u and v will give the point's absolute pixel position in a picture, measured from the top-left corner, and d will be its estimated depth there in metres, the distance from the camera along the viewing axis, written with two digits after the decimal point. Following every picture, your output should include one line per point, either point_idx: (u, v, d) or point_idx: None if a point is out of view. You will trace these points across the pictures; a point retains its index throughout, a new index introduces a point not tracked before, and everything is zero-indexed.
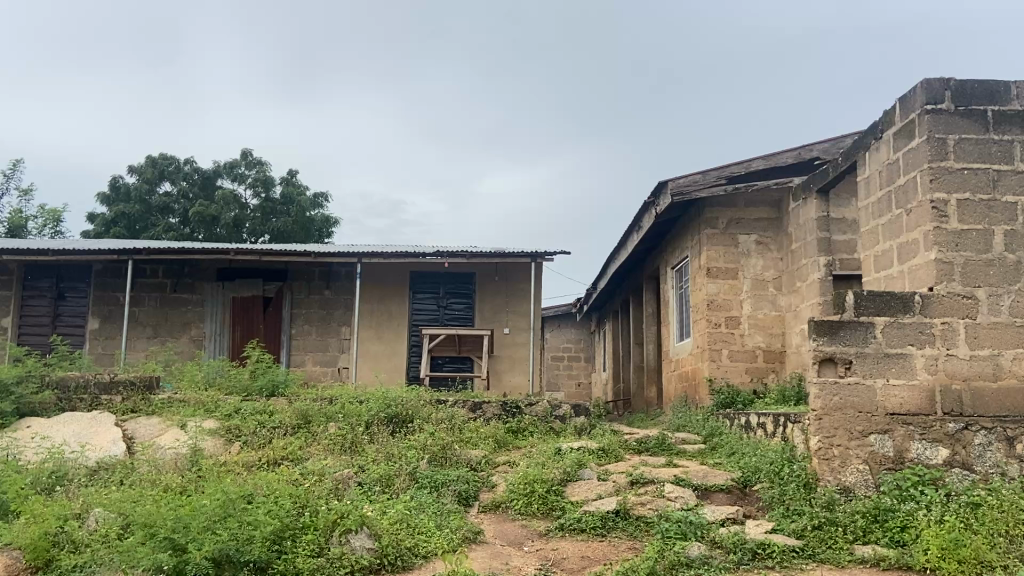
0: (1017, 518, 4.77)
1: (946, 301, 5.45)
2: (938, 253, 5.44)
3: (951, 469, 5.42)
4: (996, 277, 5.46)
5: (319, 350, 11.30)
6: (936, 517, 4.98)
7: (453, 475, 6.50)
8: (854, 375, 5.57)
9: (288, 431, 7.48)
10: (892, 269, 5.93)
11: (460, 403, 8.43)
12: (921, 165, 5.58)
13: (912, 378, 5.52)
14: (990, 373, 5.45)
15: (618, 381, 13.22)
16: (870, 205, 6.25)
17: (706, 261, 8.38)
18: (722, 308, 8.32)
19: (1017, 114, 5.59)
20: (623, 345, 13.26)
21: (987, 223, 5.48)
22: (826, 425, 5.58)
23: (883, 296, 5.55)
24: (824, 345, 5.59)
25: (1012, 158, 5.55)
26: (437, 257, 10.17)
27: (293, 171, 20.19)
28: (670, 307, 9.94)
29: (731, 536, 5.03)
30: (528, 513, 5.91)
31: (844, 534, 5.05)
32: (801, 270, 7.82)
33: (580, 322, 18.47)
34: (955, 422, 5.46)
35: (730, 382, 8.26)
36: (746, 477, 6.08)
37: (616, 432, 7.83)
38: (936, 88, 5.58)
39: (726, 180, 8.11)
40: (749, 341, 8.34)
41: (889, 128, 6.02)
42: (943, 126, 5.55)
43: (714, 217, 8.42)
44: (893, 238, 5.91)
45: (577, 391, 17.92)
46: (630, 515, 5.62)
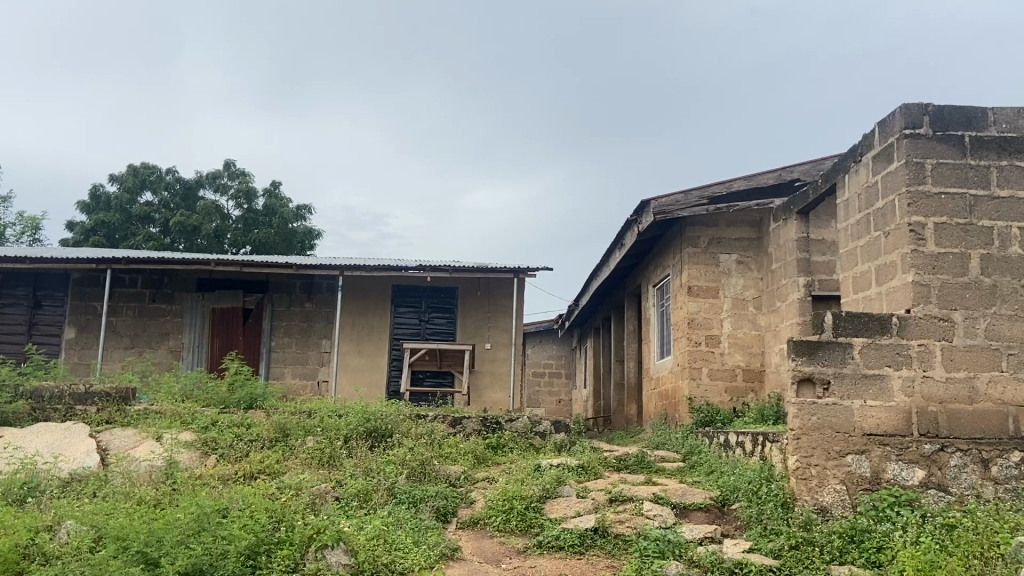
0: (992, 540, 4.79)
1: (923, 323, 5.51)
2: (915, 275, 5.51)
3: (926, 491, 5.46)
4: (972, 300, 5.53)
5: (299, 363, 11.22)
6: (912, 538, 5.02)
7: (432, 491, 6.46)
8: (832, 396, 5.61)
9: (265, 445, 7.41)
10: (870, 291, 5.99)
11: (439, 418, 8.38)
12: (900, 189, 5.65)
13: (889, 400, 5.56)
14: (966, 396, 5.51)
15: (599, 398, 13.23)
16: (849, 226, 6.32)
17: (688, 279, 8.43)
18: (703, 326, 8.37)
19: (993, 140, 5.68)
20: (605, 362, 13.25)
21: (964, 246, 5.55)
22: (804, 445, 5.61)
23: (862, 317, 5.60)
24: (802, 365, 5.63)
25: (989, 183, 5.63)
26: (419, 271, 10.14)
27: (276, 183, 20.14)
28: (651, 325, 9.98)
29: (709, 555, 5.03)
30: (506, 530, 5.88)
31: (821, 554, 5.05)
32: (782, 290, 7.87)
33: (561, 339, 18.48)
34: (931, 443, 5.50)
35: (710, 401, 8.26)
36: (725, 496, 6.11)
37: (596, 449, 7.82)
38: (915, 114, 5.66)
39: (708, 200, 8.17)
40: (729, 360, 8.37)
41: (868, 151, 6.10)
42: (921, 151, 5.63)
43: (696, 236, 8.47)
44: (872, 260, 5.97)
45: (557, 408, 17.90)
46: (608, 532, 5.61)
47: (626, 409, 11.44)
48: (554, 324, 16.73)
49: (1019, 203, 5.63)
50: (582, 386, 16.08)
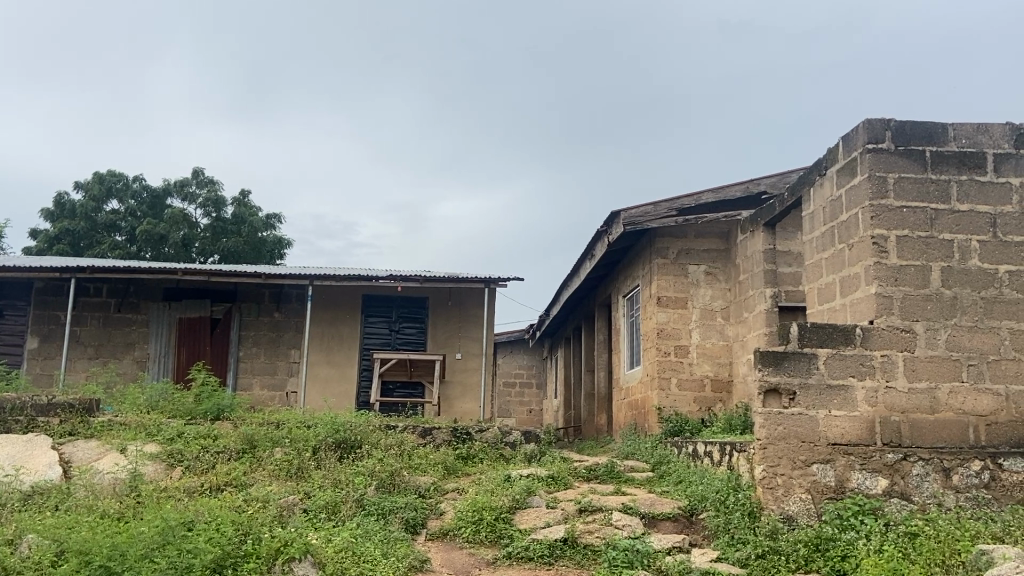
0: (952, 548, 4.88)
1: (885, 334, 5.61)
2: (878, 287, 5.62)
3: (890, 499, 5.53)
4: (933, 311, 5.63)
5: (267, 373, 11.11)
6: (875, 546, 5.09)
7: (402, 502, 6.44)
8: (797, 406, 5.68)
9: (232, 456, 7.33)
10: (835, 302, 6.10)
11: (409, 429, 8.33)
12: (863, 202, 5.77)
13: (853, 410, 5.64)
14: (928, 406, 5.59)
15: (569, 408, 13.28)
16: (814, 239, 6.42)
17: (657, 290, 8.49)
18: (672, 337, 8.43)
19: (954, 155, 5.78)
20: (575, 372, 13.28)
21: (925, 259, 5.66)
22: (770, 455, 5.67)
23: (826, 328, 5.69)
24: (769, 375, 5.69)
25: (949, 198, 5.74)
26: (389, 280, 10.10)
27: (245, 191, 19.96)
28: (621, 335, 10.04)
29: (677, 564, 5.12)
30: (475, 541, 5.88)
31: (787, 563, 5.12)
32: (749, 301, 7.93)
33: (533, 349, 18.51)
34: (894, 453, 5.59)
35: (678, 411, 8.32)
36: (693, 506, 6.17)
37: (566, 459, 7.84)
38: (877, 129, 5.79)
39: (677, 212, 8.24)
40: (697, 370, 8.43)
41: (832, 165, 6.21)
42: (884, 165, 5.75)
43: (665, 247, 8.54)
44: (836, 272, 6.08)
45: (528, 418, 17.88)
46: (577, 542, 5.63)
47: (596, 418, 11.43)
48: (525, 334, 16.74)
49: (978, 217, 5.74)
50: (552, 397, 16.09)
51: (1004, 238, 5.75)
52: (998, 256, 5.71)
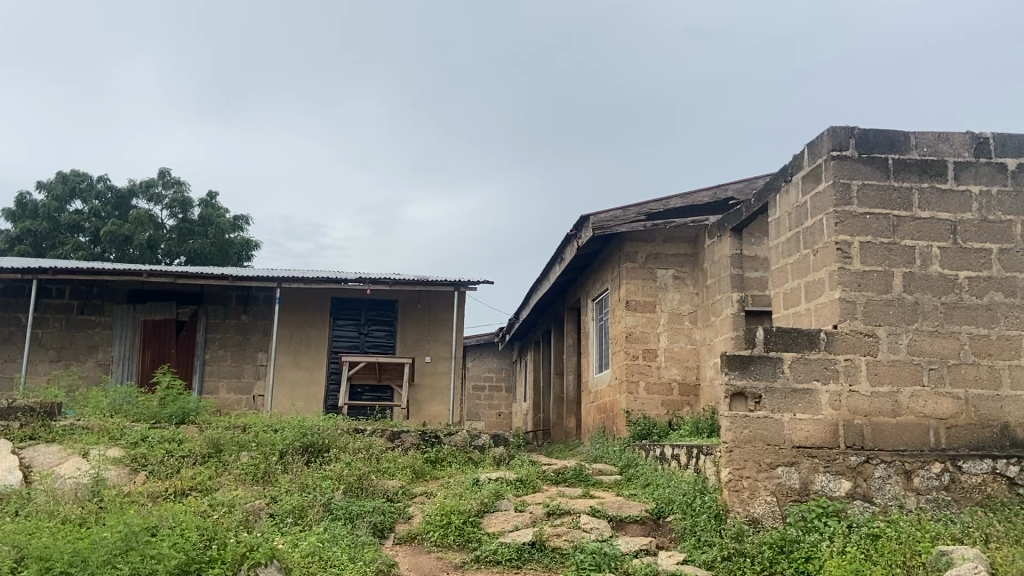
0: (912, 549, 4.95)
1: (849, 338, 5.69)
2: (842, 292, 5.71)
3: (853, 501, 5.60)
4: (895, 316, 5.72)
5: (234, 376, 11.00)
6: (838, 548, 5.16)
7: (369, 506, 6.40)
8: (763, 409, 5.74)
9: (197, 460, 7.25)
10: (800, 307, 6.19)
11: (378, 433, 8.29)
12: (827, 209, 5.86)
13: (817, 413, 5.71)
14: (890, 410, 5.67)
15: (538, 411, 13.29)
16: (780, 245, 6.51)
17: (626, 293, 8.54)
18: (640, 340, 8.48)
19: (916, 163, 5.87)
20: (544, 376, 13.30)
21: (887, 265, 5.76)
22: (736, 458, 5.73)
23: (791, 333, 5.76)
24: (735, 379, 5.75)
25: (911, 205, 5.83)
26: (358, 283, 10.05)
27: (212, 192, 19.76)
28: (590, 338, 10.07)
29: (644, 567, 5.17)
30: (443, 545, 5.86)
31: (752, 565, 5.19)
32: (716, 305, 8.00)
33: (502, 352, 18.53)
34: (857, 455, 5.65)
35: (646, 414, 8.36)
36: (660, 508, 6.22)
37: (535, 462, 7.85)
38: (841, 137, 5.88)
39: (645, 217, 8.30)
40: (665, 374, 8.49)
41: (798, 171, 6.31)
42: (847, 172, 5.84)
43: (633, 251, 8.60)
44: (802, 277, 6.17)
45: (497, 421, 17.91)
46: (545, 546, 5.64)
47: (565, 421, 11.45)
48: (495, 337, 16.75)
49: (939, 224, 5.82)
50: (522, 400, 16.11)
51: (963, 245, 5.82)
52: (958, 262, 5.79)
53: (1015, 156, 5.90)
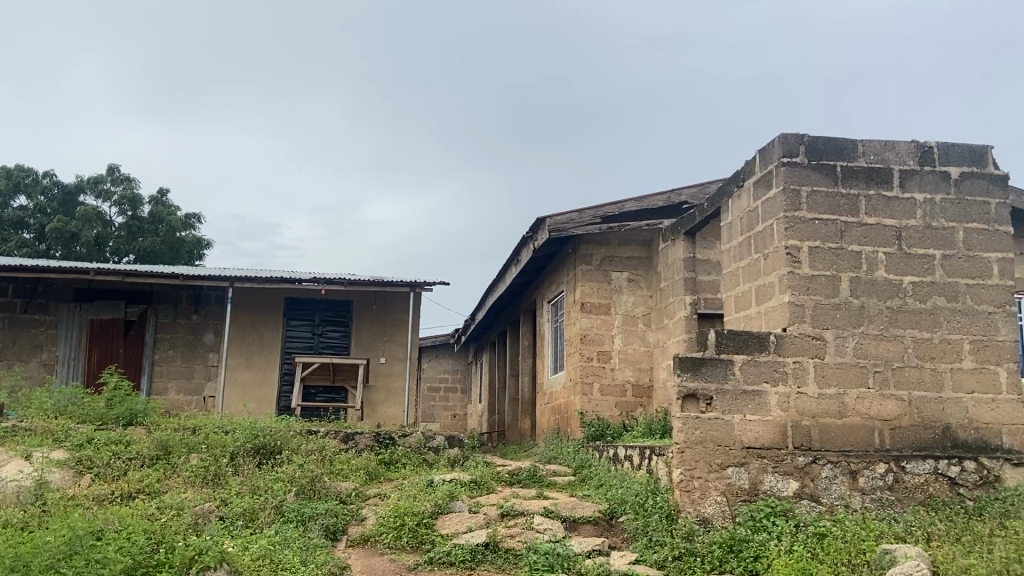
0: (857, 548, 5.07)
1: (797, 341, 5.81)
2: (791, 295, 5.82)
3: (800, 501, 5.71)
4: (842, 319, 5.85)
5: (184, 377, 10.81)
6: (786, 547, 5.25)
7: (322, 508, 6.34)
8: (713, 411, 5.82)
9: (145, 463, 7.10)
10: (750, 310, 6.30)
11: (331, 434, 8.22)
12: (777, 214, 5.97)
13: (766, 414, 5.81)
14: (836, 411, 5.80)
15: (494, 412, 13.30)
16: (732, 249, 6.62)
17: (581, 296, 8.60)
18: (595, 342, 8.54)
19: (863, 170, 6.02)
20: (499, 377, 13.32)
21: (835, 269, 5.89)
22: (687, 459, 5.79)
23: (742, 335, 5.85)
24: (687, 380, 5.82)
25: (858, 211, 5.97)
26: (313, 283, 9.95)
27: (163, 189, 19.38)
28: (546, 340, 10.11)
29: (596, 567, 5.21)
30: (397, 547, 5.83)
31: (702, 564, 5.26)
32: (669, 308, 8.10)
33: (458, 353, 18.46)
34: (804, 456, 5.77)
35: (600, 415, 8.43)
36: (613, 509, 6.28)
37: (489, 463, 7.86)
38: (791, 144, 6.00)
39: (601, 220, 8.36)
40: (619, 375, 8.57)
41: (749, 177, 6.43)
42: (797, 178, 5.96)
43: (588, 253, 8.66)
44: (752, 280, 6.28)
45: (452, 422, 17.85)
46: (499, 547, 5.64)
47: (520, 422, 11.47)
48: (451, 338, 16.70)
49: (884, 230, 5.97)
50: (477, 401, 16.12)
51: (908, 250, 5.98)
52: (903, 267, 5.94)
53: (958, 165, 6.08)
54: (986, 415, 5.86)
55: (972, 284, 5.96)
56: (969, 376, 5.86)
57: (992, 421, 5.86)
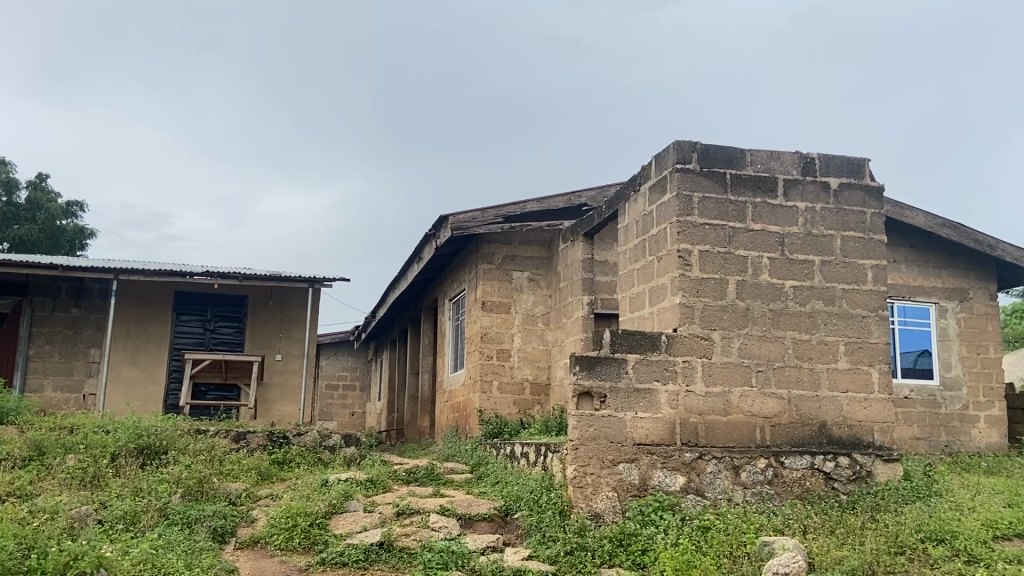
0: (738, 539, 5.29)
1: (687, 341, 6.02)
2: (682, 297, 6.03)
3: (686, 495, 5.91)
4: (728, 321, 6.10)
5: (62, 374, 10.25)
6: (672, 540, 5.43)
7: (210, 510, 6.14)
8: (607, 408, 5.96)
9: (16, 464, 6.70)
10: (644, 310, 6.50)
11: (221, 433, 7.97)
12: (671, 218, 6.17)
13: (656, 412, 5.99)
14: (721, 409, 6.04)
15: (393, 410, 13.19)
16: (628, 251, 6.81)
17: (482, 294, 8.65)
18: (495, 340, 8.61)
19: (750, 178, 6.29)
20: (400, 375, 13.22)
21: (723, 273, 6.14)
22: (581, 455, 5.90)
23: (635, 335, 6.02)
24: (583, 379, 5.94)
25: (745, 218, 6.24)
26: (205, 277, 9.61)
27: (42, 175, 18.31)
28: (446, 338, 10.11)
29: (490, 564, 5.23)
30: (288, 548, 5.71)
31: (592, 558, 5.37)
32: (568, 307, 8.24)
33: (358, 350, 18.26)
34: (691, 452, 5.98)
35: (499, 413, 8.50)
36: (508, 506, 6.33)
37: (387, 462, 7.79)
38: (685, 151, 6.22)
39: (502, 219, 8.43)
40: (518, 373, 8.66)
41: (645, 181, 6.62)
42: (690, 184, 6.18)
43: (490, 253, 8.72)
44: (646, 282, 6.48)
45: (350, 421, 17.60)
46: (393, 546, 5.60)
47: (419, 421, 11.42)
48: (351, 335, 16.46)
49: (769, 236, 6.26)
50: (376, 399, 15.95)
51: (790, 256, 6.29)
52: (785, 272, 6.24)
53: (837, 175, 6.43)
54: (858, 413, 6.20)
55: (847, 289, 6.31)
56: (843, 375, 6.20)
57: (864, 419, 6.20)
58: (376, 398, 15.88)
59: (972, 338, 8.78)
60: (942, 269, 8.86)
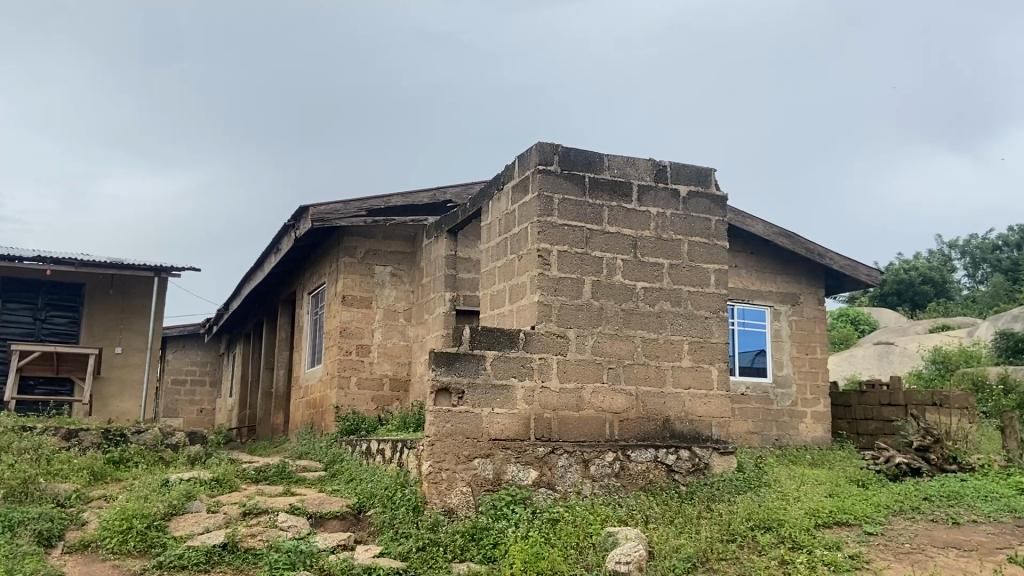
0: (585, 531, 5.46)
1: (543, 338, 6.15)
2: (541, 295, 6.16)
3: (538, 489, 6.04)
4: (583, 319, 6.28)
5: None
6: (522, 533, 5.53)
7: (34, 513, 5.68)
8: (464, 404, 5.98)
9: None
10: (503, 308, 6.59)
11: (50, 431, 7.41)
12: (532, 218, 6.29)
13: (512, 407, 6.08)
14: (574, 404, 6.21)
15: (245, 407, 12.70)
16: (490, 249, 6.88)
17: (342, 288, 8.52)
18: (354, 335, 8.49)
19: (608, 182, 6.51)
20: (254, 370, 12.75)
21: (580, 273, 6.32)
22: (437, 451, 5.88)
23: (494, 332, 6.08)
24: (441, 374, 5.93)
25: (602, 220, 6.46)
26: (36, 262, 8.89)
27: None
28: (304, 332, 9.86)
29: (340, 562, 5.13)
30: (121, 551, 5.36)
31: (444, 553, 5.37)
32: (429, 303, 8.24)
33: (209, 344, 17.51)
34: (544, 447, 6.11)
35: (356, 410, 8.38)
36: (361, 503, 6.25)
37: (236, 461, 7.49)
38: (547, 153, 6.35)
39: (365, 213, 8.32)
40: (377, 369, 8.57)
41: (508, 181, 6.72)
42: (550, 186, 6.32)
43: (352, 246, 8.60)
44: (507, 280, 6.57)
45: (198, 418, 16.79)
46: (238, 547, 5.38)
47: (273, 417, 11.06)
48: (203, 328, 15.70)
49: (623, 239, 6.51)
50: (227, 396, 15.30)
51: (642, 258, 6.56)
52: (637, 274, 6.50)
53: (686, 183, 6.76)
54: (699, 409, 6.55)
55: (692, 291, 6.65)
56: (686, 373, 6.53)
57: (704, 414, 6.56)
58: (228, 395, 15.24)
59: (802, 339, 9.46)
60: (778, 275, 9.51)
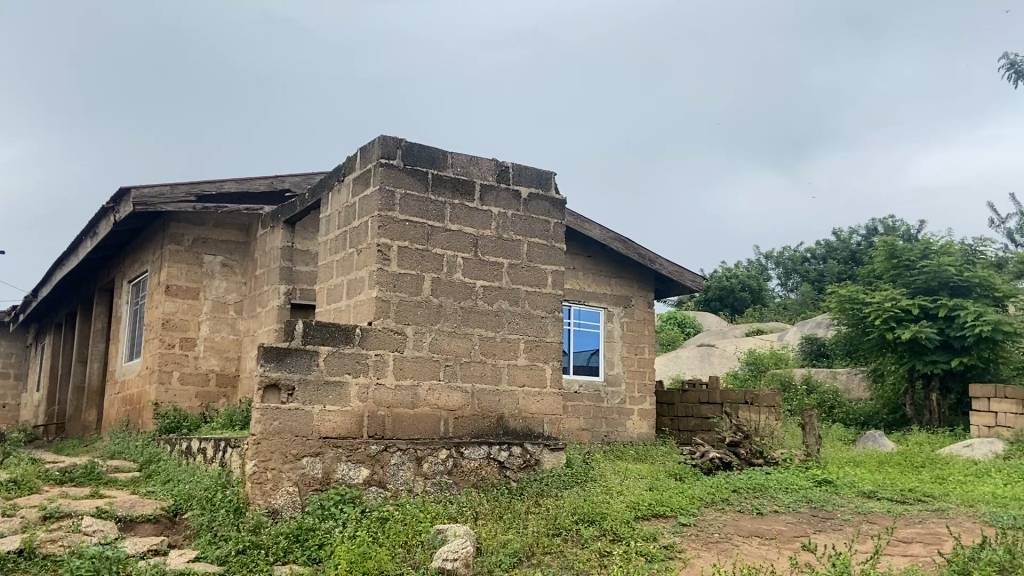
0: (414, 529, 5.43)
1: (380, 335, 6.06)
2: (379, 291, 6.07)
3: (369, 487, 5.94)
4: (422, 316, 6.25)
5: None
6: (350, 532, 5.41)
7: None
8: (294, 402, 5.78)
9: None
10: (340, 303, 6.44)
11: None
12: (372, 212, 6.18)
13: (345, 405, 5.94)
14: (409, 401, 6.16)
15: (53, 403, 11.66)
16: (328, 242, 6.71)
17: (166, 277, 8.04)
18: (178, 328, 8.03)
19: (450, 180, 6.52)
20: (64, 364, 11.73)
21: (419, 269, 6.28)
22: (262, 450, 5.65)
23: (328, 327, 5.91)
24: (270, 370, 5.70)
25: (444, 217, 6.45)
26: None
27: None
28: (122, 324, 9.18)
29: (149, 568, 4.82)
30: None
31: (265, 556, 5.16)
32: (263, 296, 7.91)
33: (12, 334, 15.90)
34: (376, 445, 6.02)
35: (178, 407, 7.92)
36: (177, 505, 5.89)
37: (35, 461, 6.83)
38: (390, 146, 6.26)
39: (195, 198, 7.88)
40: (203, 364, 8.13)
41: (350, 173, 6.57)
42: (392, 180, 6.23)
43: (179, 234, 8.13)
44: (344, 274, 6.43)
45: None
46: (34, 555, 4.91)
47: (85, 415, 10.22)
48: (5, 314, 14.24)
49: (463, 237, 6.53)
50: (31, 391, 13.96)
51: (482, 257, 6.61)
52: (476, 272, 6.55)
53: (527, 185, 6.89)
54: (532, 406, 6.70)
55: (530, 291, 6.79)
56: (521, 371, 6.66)
57: (536, 412, 6.72)
58: (32, 390, 13.90)
59: (632, 339, 9.92)
60: (612, 278, 9.92)
